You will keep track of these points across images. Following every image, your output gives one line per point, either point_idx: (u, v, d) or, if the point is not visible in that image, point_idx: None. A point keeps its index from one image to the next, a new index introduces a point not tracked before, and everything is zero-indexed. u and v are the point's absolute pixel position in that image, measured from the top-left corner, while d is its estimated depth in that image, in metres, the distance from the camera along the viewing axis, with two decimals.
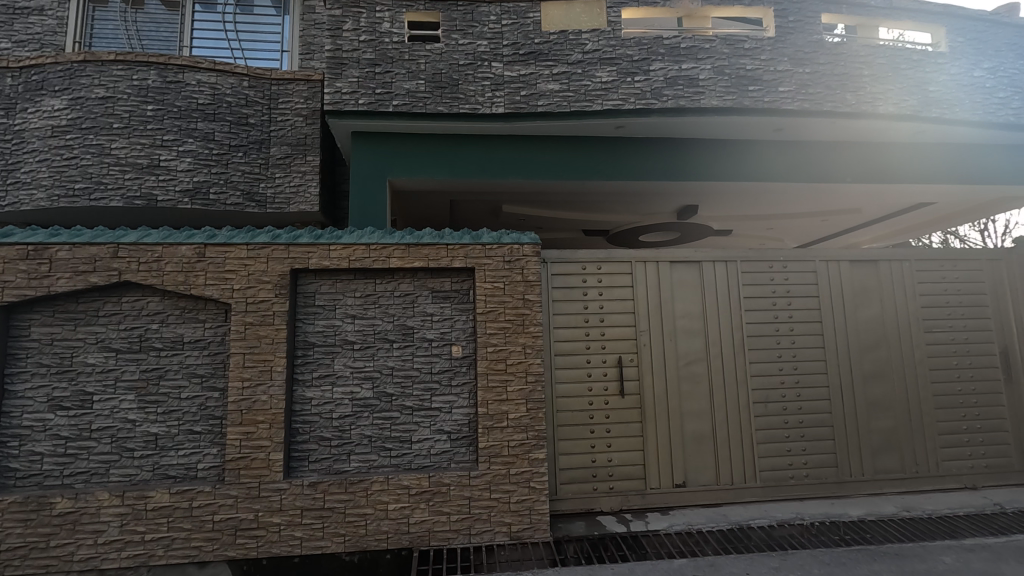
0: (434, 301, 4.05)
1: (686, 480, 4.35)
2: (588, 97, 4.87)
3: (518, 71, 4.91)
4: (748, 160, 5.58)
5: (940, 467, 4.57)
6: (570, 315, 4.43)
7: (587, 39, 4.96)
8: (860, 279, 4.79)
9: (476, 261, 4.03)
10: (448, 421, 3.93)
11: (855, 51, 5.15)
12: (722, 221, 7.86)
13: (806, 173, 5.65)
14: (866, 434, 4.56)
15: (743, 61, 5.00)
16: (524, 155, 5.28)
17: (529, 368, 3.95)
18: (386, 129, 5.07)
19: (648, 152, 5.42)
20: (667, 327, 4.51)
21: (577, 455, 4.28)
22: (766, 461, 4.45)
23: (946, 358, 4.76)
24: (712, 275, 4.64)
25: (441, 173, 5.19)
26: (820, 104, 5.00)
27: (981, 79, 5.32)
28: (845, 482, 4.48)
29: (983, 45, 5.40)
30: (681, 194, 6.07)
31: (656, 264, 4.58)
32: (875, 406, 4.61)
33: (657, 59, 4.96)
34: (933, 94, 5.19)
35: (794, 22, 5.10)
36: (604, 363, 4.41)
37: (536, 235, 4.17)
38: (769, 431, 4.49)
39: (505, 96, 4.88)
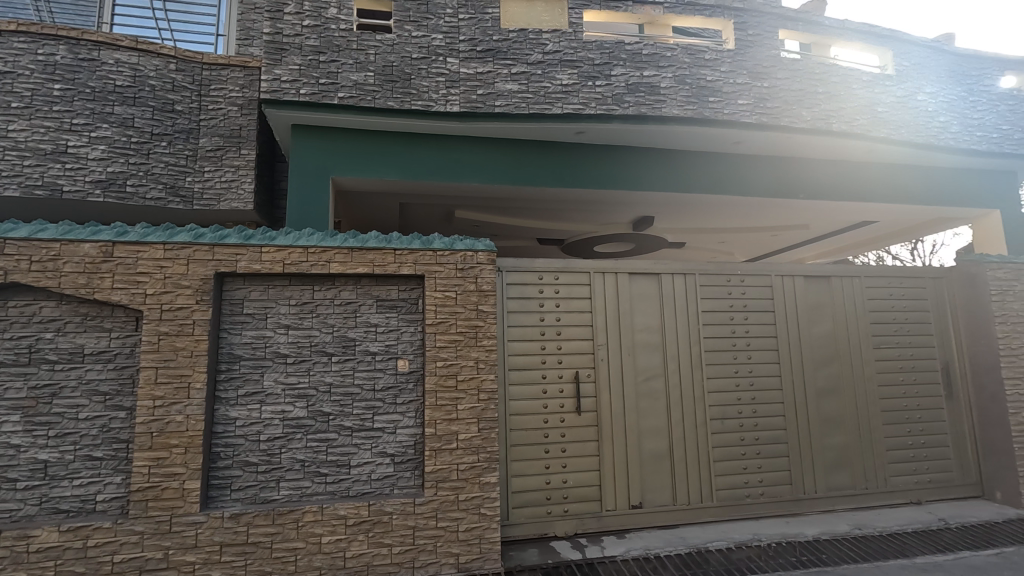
0: (378, 311, 3.70)
1: (643, 501, 4.17)
2: (547, 99, 4.67)
3: (475, 69, 4.65)
4: (706, 172, 5.54)
5: (887, 482, 4.60)
6: (525, 328, 4.19)
7: (548, 39, 4.77)
8: (814, 295, 4.79)
9: (426, 268, 3.73)
10: (392, 443, 3.59)
11: (810, 68, 5.21)
12: (676, 233, 7.86)
13: (761, 188, 5.67)
14: (819, 451, 4.53)
15: (704, 71, 4.95)
16: (479, 158, 5.02)
17: (481, 385, 3.67)
18: (331, 123, 4.70)
19: (607, 160, 5.28)
20: (625, 341, 4.34)
21: (531, 477, 4.03)
22: (723, 479, 4.33)
23: (894, 375, 4.81)
24: (671, 289, 4.51)
25: (390, 173, 4.85)
26: (776, 118, 5.00)
27: (925, 103, 5.50)
28: (799, 500, 4.42)
29: (927, 70, 5.60)
30: (639, 204, 5.97)
31: (615, 275, 4.41)
32: (828, 422, 4.60)
33: (618, 64, 4.83)
34: (881, 114, 5.32)
35: (753, 35, 5.11)
36: (561, 379, 4.18)
37: (491, 241, 3.91)
38: (726, 448, 4.39)
39: (460, 94, 4.61)
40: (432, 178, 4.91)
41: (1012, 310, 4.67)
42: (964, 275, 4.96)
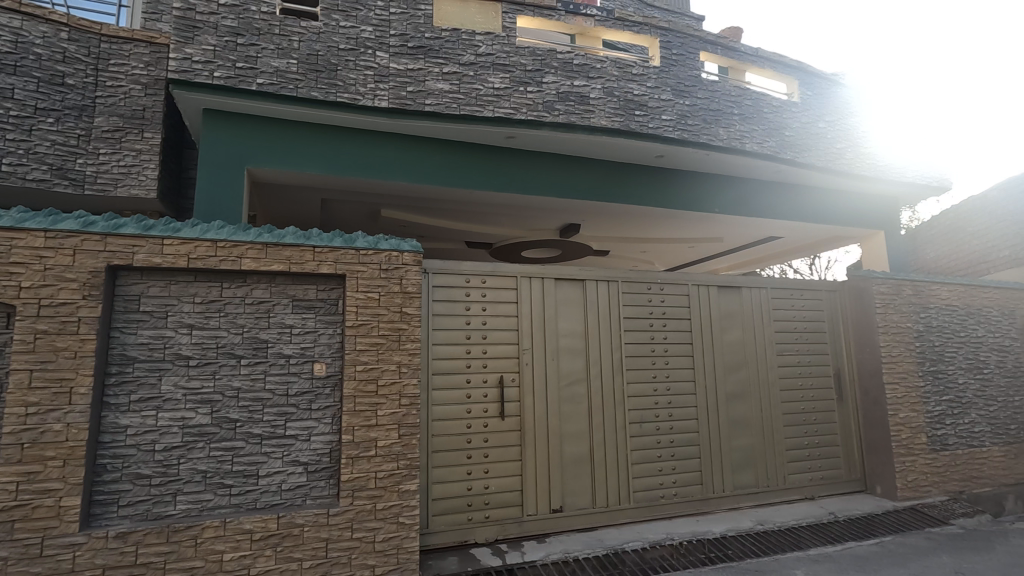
0: (294, 311, 3.50)
1: (563, 505, 4.21)
2: (479, 101, 4.65)
3: (406, 65, 4.54)
4: (630, 183, 5.72)
5: (786, 480, 4.94)
6: (450, 331, 4.12)
7: (481, 41, 4.75)
8: (725, 304, 5.07)
9: (348, 268, 3.57)
10: (305, 450, 3.40)
11: (726, 90, 5.53)
12: (602, 241, 8.08)
13: (680, 200, 5.94)
14: (727, 452, 4.79)
15: (631, 85, 5.12)
16: (408, 156, 4.90)
17: (403, 390, 3.56)
18: (248, 110, 4.42)
19: (536, 166, 5.33)
20: (549, 346, 4.38)
21: (453, 483, 3.96)
22: (640, 481, 4.47)
23: (794, 380, 5.18)
24: (594, 295, 4.61)
25: (312, 167, 4.62)
26: (695, 135, 5.27)
27: (825, 130, 6.00)
28: (708, 499, 4.65)
29: (827, 100, 6.11)
30: (566, 211, 6.08)
31: (541, 280, 4.44)
32: (736, 424, 4.87)
33: (549, 72, 4.89)
34: (787, 137, 5.74)
35: (676, 54, 5.36)
36: (485, 384, 4.15)
37: (417, 242, 3.81)
38: (643, 451, 4.53)
39: (389, 89, 4.47)
40: (357, 175, 4.73)
41: (893, 321, 5.17)
42: (854, 289, 5.43)
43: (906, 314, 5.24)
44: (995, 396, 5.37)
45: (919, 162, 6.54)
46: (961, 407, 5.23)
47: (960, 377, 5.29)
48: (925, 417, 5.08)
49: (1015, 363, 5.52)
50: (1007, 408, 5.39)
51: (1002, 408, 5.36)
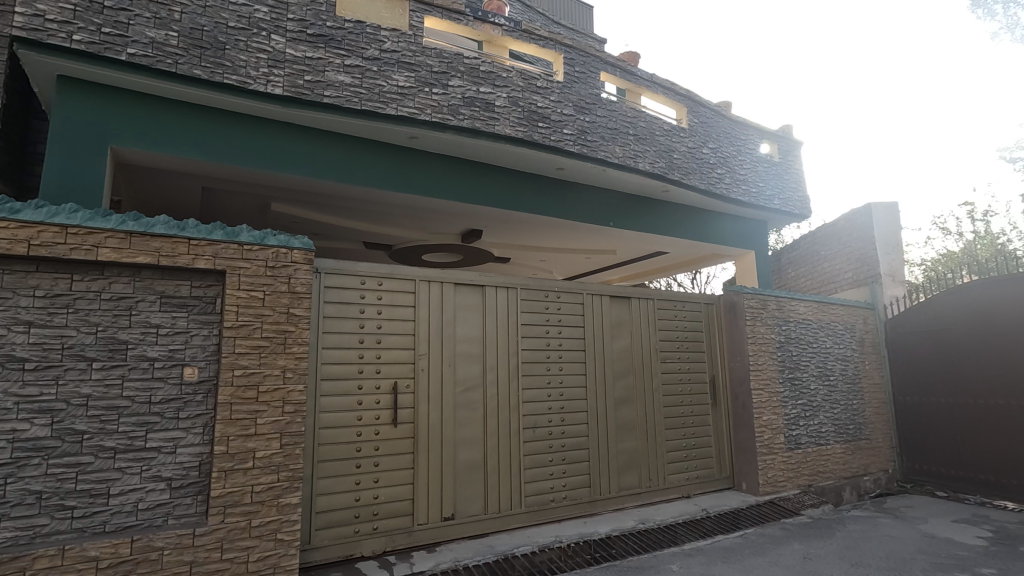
0: (162, 310, 3.14)
1: (455, 512, 4.16)
2: (382, 97, 4.51)
3: (304, 52, 4.30)
4: (532, 193, 5.85)
5: (665, 480, 5.27)
6: (343, 335, 3.92)
7: (386, 37, 4.62)
8: (616, 313, 5.32)
9: (228, 263, 3.28)
10: (169, 464, 3.05)
11: (623, 111, 5.84)
12: (503, 248, 8.16)
13: (578, 212, 6.17)
14: (614, 454, 5.01)
15: (535, 97, 5.24)
16: (303, 149, 4.63)
17: (287, 396, 3.33)
18: (113, 82, 3.92)
19: (439, 169, 5.28)
20: (446, 351, 4.32)
21: (339, 495, 3.76)
22: (531, 486, 4.54)
23: (675, 386, 5.55)
24: (493, 301, 4.63)
25: (192, 151, 4.21)
26: (594, 150, 5.50)
27: (707, 156, 6.54)
28: (595, 501, 4.82)
29: (710, 129, 6.66)
30: (468, 216, 6.06)
31: (441, 285, 4.38)
32: (622, 428, 5.12)
33: (455, 76, 4.86)
34: (675, 160, 6.17)
35: (579, 72, 5.58)
36: (378, 390, 4.00)
37: (308, 239, 3.60)
38: (535, 455, 4.61)
39: (284, 76, 4.20)
40: (245, 164, 4.38)
41: (759, 333, 5.72)
42: (728, 303, 5.94)
43: (770, 326, 5.82)
44: (839, 400, 6.11)
45: (785, 191, 7.32)
46: (812, 410, 5.89)
47: (812, 383, 5.97)
48: (783, 419, 5.66)
49: (854, 371, 6.33)
50: (848, 410, 6.15)
51: (844, 410, 6.11)
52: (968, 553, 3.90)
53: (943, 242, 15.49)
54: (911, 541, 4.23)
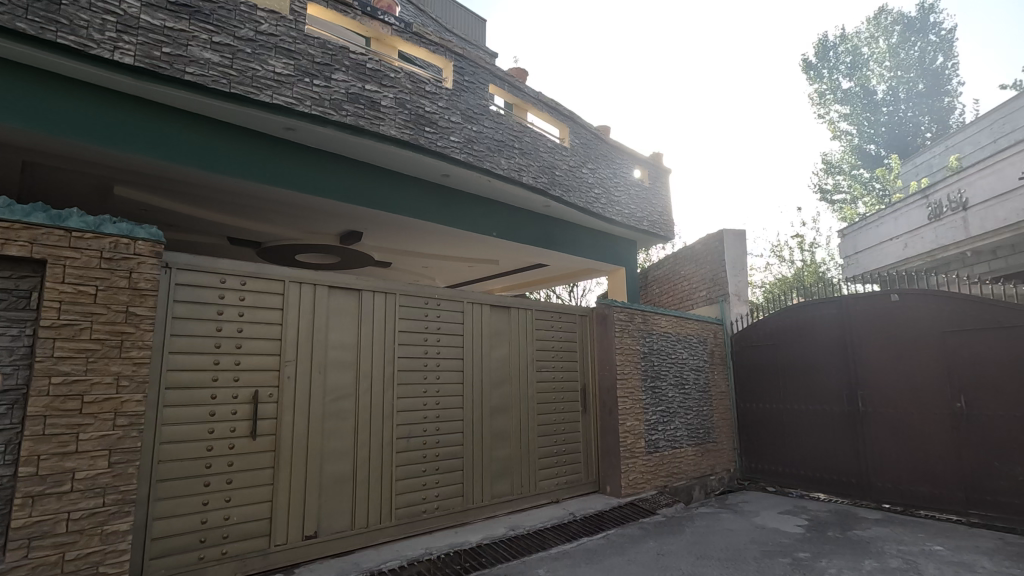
0: None
1: (318, 530, 3.90)
2: (255, 82, 4.16)
3: (163, 22, 3.84)
4: (416, 198, 5.75)
5: (536, 486, 5.40)
6: (195, 339, 3.52)
7: (263, 19, 4.29)
8: (495, 322, 5.39)
9: (50, 252, 2.80)
10: None
11: (509, 124, 5.99)
12: (384, 253, 7.92)
13: (462, 220, 6.18)
14: (487, 463, 5.03)
15: (423, 101, 5.17)
16: (157, 129, 4.13)
17: (120, 407, 2.91)
18: None
19: (317, 165, 4.99)
20: (316, 358, 4.06)
21: (181, 518, 3.34)
22: (402, 498, 4.40)
23: (549, 394, 5.73)
24: (370, 306, 4.46)
25: (9, 117, 3.55)
26: (480, 160, 5.56)
27: (585, 176, 6.91)
28: (467, 510, 4.80)
29: (589, 150, 7.04)
30: (347, 217, 5.80)
31: (313, 288, 4.13)
32: (497, 436, 5.17)
33: (339, 70, 4.65)
34: (557, 176, 6.44)
35: (468, 81, 5.62)
36: (235, 400, 3.64)
37: (157, 229, 3.21)
38: (408, 466, 4.48)
39: (136, 44, 3.71)
40: (83, 140, 3.80)
41: (626, 344, 6.11)
42: (600, 315, 6.29)
43: (635, 337, 6.24)
44: (691, 407, 6.70)
45: (653, 214, 7.94)
46: (669, 416, 6.40)
47: (670, 391, 6.49)
48: (644, 425, 6.08)
49: (705, 380, 6.99)
50: (699, 415, 6.78)
51: (696, 416, 6.72)
52: (789, 540, 4.46)
53: (779, 268, 17.50)
54: (746, 533, 4.74)
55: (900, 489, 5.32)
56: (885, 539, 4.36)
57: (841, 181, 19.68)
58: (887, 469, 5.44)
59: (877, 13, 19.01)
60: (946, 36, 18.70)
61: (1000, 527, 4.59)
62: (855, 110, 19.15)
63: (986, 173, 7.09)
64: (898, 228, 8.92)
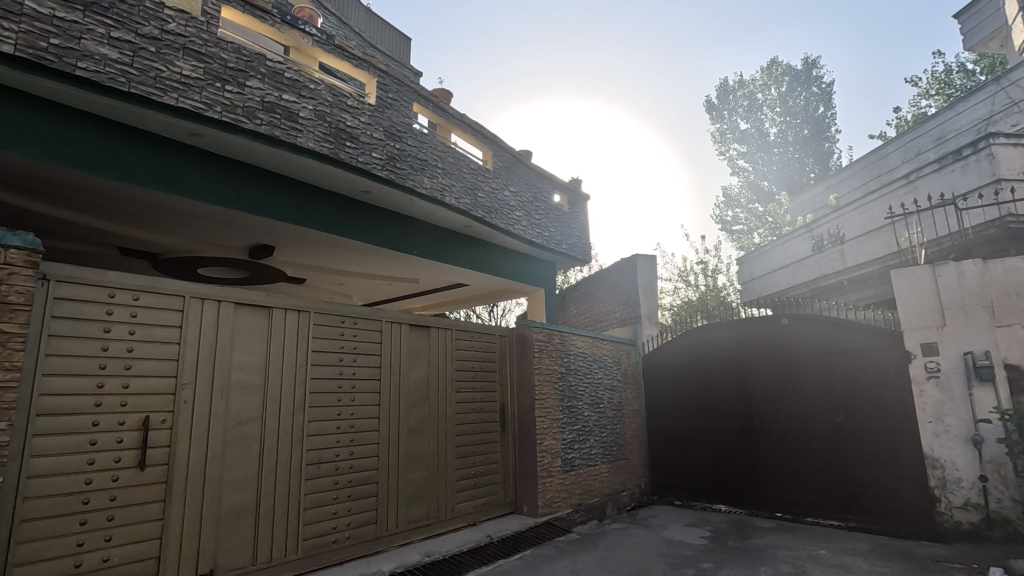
0: None
1: (213, 567, 3.51)
2: (160, 85, 3.91)
3: (53, 11, 3.55)
4: (336, 214, 5.62)
5: (452, 510, 5.27)
6: (73, 358, 3.09)
7: (171, 18, 4.07)
8: (414, 342, 5.29)
9: None
10: None
11: (432, 144, 6.05)
12: (299, 269, 7.57)
13: (380, 237, 6.06)
14: (402, 487, 4.86)
15: (343, 115, 5.11)
16: (55, 129, 3.85)
17: None
18: None
19: (223, 169, 4.73)
20: (218, 381, 3.73)
21: (47, 546, 2.87)
22: (310, 528, 4.10)
23: (466, 416, 5.66)
24: (281, 325, 4.20)
25: None
26: (401, 176, 5.55)
27: (506, 198, 7.03)
28: (380, 538, 4.58)
29: (510, 174, 7.21)
30: (246, 227, 5.40)
31: (219, 302, 3.82)
32: (411, 459, 5.00)
33: (255, 77, 4.49)
34: (477, 197, 6.54)
35: (391, 98, 5.67)
36: (121, 428, 3.22)
37: (37, 237, 2.64)
38: (317, 495, 4.20)
39: (20, 33, 3.40)
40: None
41: (545, 364, 6.22)
42: (518, 336, 6.33)
43: (553, 358, 6.36)
44: (605, 425, 6.91)
45: (571, 237, 8.20)
46: (585, 435, 6.56)
47: (586, 410, 6.66)
48: (561, 443, 6.19)
49: (619, 399, 7.24)
50: (612, 433, 6.99)
51: (609, 434, 6.92)
52: (693, 552, 4.68)
53: (685, 291, 18.53)
54: (653, 547, 4.92)
55: (790, 499, 5.76)
56: (777, 546, 4.69)
57: (739, 214, 21.50)
58: (778, 480, 5.88)
59: (770, 63, 20.86)
60: (825, 89, 20.47)
61: (872, 530, 5.09)
62: (750, 149, 20.98)
63: (860, 210, 8.05)
64: (788, 258, 9.86)
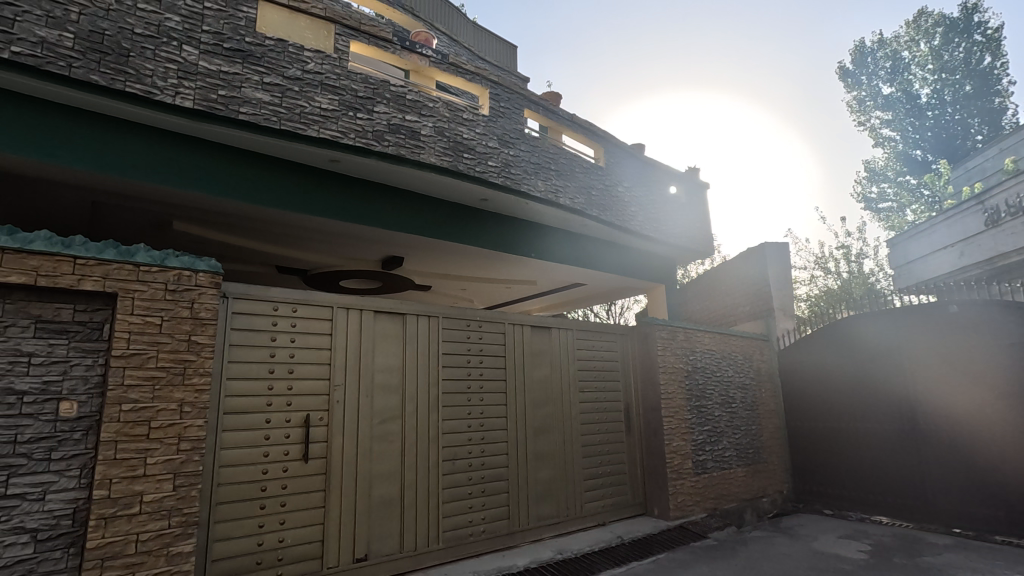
0: (38, 337, 2.51)
1: (368, 553, 3.86)
2: (303, 119, 4.41)
3: (218, 66, 4.14)
4: (457, 223, 5.91)
5: (582, 509, 5.29)
6: (248, 363, 3.58)
7: (309, 58, 4.56)
8: (536, 343, 5.40)
9: (120, 286, 2.69)
10: (34, 515, 2.38)
11: (545, 147, 6.14)
12: (426, 277, 8.07)
13: (499, 243, 6.28)
14: (532, 485, 4.98)
15: (460, 128, 5.37)
16: (225, 167, 4.50)
17: (184, 432, 2.75)
18: (9, 83, 3.67)
19: (357, 190, 5.19)
20: (363, 382, 4.09)
21: (237, 525, 3.36)
22: (449, 520, 4.35)
23: (591, 415, 5.65)
24: (414, 330, 4.51)
25: (97, 170, 3.97)
26: (516, 181, 5.70)
27: (620, 194, 6.92)
28: (514, 533, 4.74)
29: (624, 169, 7.08)
30: (379, 240, 5.87)
31: (360, 311, 4.19)
32: (539, 457, 5.11)
33: (381, 102, 4.87)
34: (591, 196, 6.52)
35: (503, 107, 5.84)
36: (288, 424, 3.67)
37: (217, 260, 3.08)
38: (454, 489, 4.45)
39: (196, 89, 4.02)
40: (94, 169, 3.95)
41: (669, 362, 6.02)
42: (640, 334, 6.19)
43: (678, 355, 6.13)
44: (739, 426, 6.52)
45: (691, 229, 7.86)
46: (717, 436, 6.24)
47: (717, 410, 6.34)
48: (691, 445, 5.94)
49: (753, 398, 6.79)
50: (748, 435, 6.57)
51: (744, 436, 6.52)
52: (852, 567, 4.25)
53: (825, 280, 16.95)
54: (803, 558, 4.54)
55: (970, 513, 5.02)
56: (958, 566, 4.10)
57: (887, 189, 19.16)
58: (953, 490, 5.16)
59: (917, 15, 18.34)
60: (992, 35, 17.54)
61: None
62: (897, 116, 18.60)
63: None
64: (953, 235, 8.63)
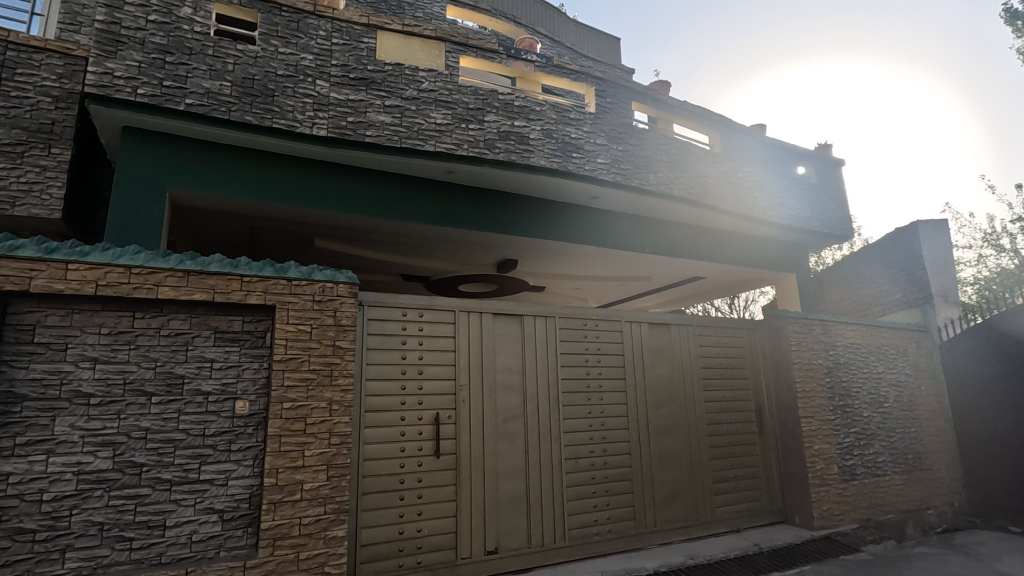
0: (217, 345, 2.94)
1: (497, 546, 4.00)
2: (421, 136, 4.70)
3: (346, 95, 4.55)
4: (568, 223, 5.92)
5: (712, 513, 5.04)
6: (384, 365, 3.88)
7: (423, 77, 4.84)
8: (655, 340, 5.25)
9: (277, 299, 3.07)
10: (221, 497, 2.79)
11: (656, 139, 5.96)
12: (539, 278, 8.18)
13: (612, 240, 6.21)
14: (657, 486, 4.85)
15: (568, 128, 5.39)
16: (355, 187, 4.93)
17: (334, 428, 3.06)
18: (186, 131, 4.32)
19: (471, 198, 5.41)
20: (486, 382, 4.26)
21: (380, 514, 3.65)
22: (574, 519, 4.38)
23: (718, 415, 5.37)
24: (532, 330, 4.60)
25: (253, 199, 4.54)
26: (626, 176, 5.60)
27: (740, 180, 6.51)
28: (641, 534, 4.65)
29: (743, 154, 6.65)
30: (493, 245, 6.06)
31: (480, 314, 4.36)
32: (663, 458, 4.96)
33: (490, 112, 5.04)
34: (708, 185, 6.21)
35: (610, 102, 5.76)
36: (420, 422, 3.93)
37: (353, 272, 3.39)
38: (577, 488, 4.47)
39: (328, 118, 4.45)
40: (251, 198, 4.53)
41: (806, 358, 5.53)
42: (770, 329, 5.77)
43: (816, 351, 5.62)
44: (894, 428, 5.82)
45: (824, 212, 7.17)
46: (867, 439, 5.63)
47: (865, 410, 5.72)
48: (836, 448, 5.42)
49: (909, 397, 6.03)
50: (905, 438, 5.85)
51: (900, 439, 5.80)
52: None
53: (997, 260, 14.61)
54: None
55: None
56: None
57: None
58: None
59: None
60: None
61: None
62: None
63: None
64: None
